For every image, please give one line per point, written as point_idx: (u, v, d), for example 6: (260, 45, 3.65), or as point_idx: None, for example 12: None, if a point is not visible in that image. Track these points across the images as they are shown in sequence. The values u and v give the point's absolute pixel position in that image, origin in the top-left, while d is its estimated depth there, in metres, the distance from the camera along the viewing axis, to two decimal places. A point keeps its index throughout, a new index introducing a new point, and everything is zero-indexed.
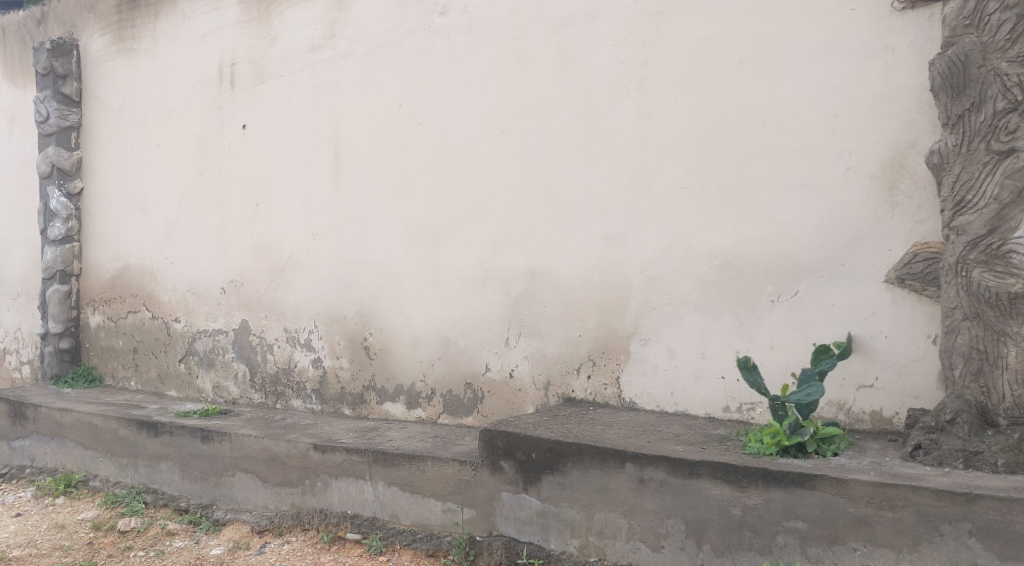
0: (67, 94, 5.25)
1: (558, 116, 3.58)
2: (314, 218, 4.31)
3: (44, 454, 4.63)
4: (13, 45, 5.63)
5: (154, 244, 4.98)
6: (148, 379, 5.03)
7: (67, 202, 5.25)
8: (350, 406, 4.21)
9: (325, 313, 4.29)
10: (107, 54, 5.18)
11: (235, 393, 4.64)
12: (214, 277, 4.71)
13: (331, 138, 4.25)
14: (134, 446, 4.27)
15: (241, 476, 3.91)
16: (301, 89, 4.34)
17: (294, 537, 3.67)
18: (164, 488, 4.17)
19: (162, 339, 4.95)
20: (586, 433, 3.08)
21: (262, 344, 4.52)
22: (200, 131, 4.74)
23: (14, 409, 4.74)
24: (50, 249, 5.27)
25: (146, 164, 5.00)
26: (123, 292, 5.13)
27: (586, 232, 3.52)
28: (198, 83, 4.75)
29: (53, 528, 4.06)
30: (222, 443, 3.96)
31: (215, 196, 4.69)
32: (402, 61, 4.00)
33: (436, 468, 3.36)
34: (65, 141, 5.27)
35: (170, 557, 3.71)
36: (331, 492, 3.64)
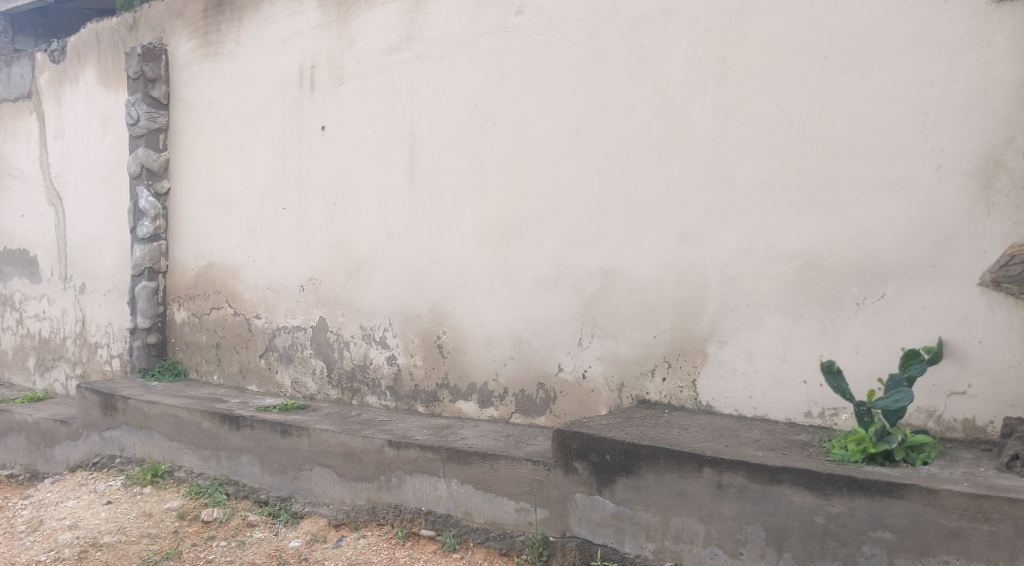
0: (156, 97, 5.44)
1: (634, 115, 3.54)
2: (390, 217, 4.37)
3: (132, 445, 4.81)
4: (108, 50, 5.87)
5: (236, 243, 5.13)
6: (230, 374, 5.17)
7: (155, 202, 5.44)
8: (423, 403, 4.25)
9: (399, 311, 4.34)
10: (193, 58, 5.35)
11: (313, 388, 4.73)
12: (294, 275, 4.81)
13: (406, 138, 4.30)
14: (217, 438, 4.40)
15: (318, 470, 3.98)
16: (379, 91, 4.40)
17: (370, 531, 3.71)
18: (245, 481, 4.28)
19: (244, 335, 5.09)
20: (662, 436, 3.04)
21: (339, 341, 4.61)
22: (281, 133, 4.86)
23: (104, 400, 4.94)
24: (139, 247, 5.47)
25: (229, 165, 5.14)
26: (207, 288, 5.29)
27: (662, 232, 3.48)
28: (279, 85, 4.86)
29: (141, 516, 4.23)
30: (300, 437, 4.04)
31: (294, 196, 4.80)
32: (476, 62, 4.02)
33: (510, 467, 3.36)
34: (154, 142, 5.46)
35: (250, 548, 3.81)
36: (405, 488, 3.68)
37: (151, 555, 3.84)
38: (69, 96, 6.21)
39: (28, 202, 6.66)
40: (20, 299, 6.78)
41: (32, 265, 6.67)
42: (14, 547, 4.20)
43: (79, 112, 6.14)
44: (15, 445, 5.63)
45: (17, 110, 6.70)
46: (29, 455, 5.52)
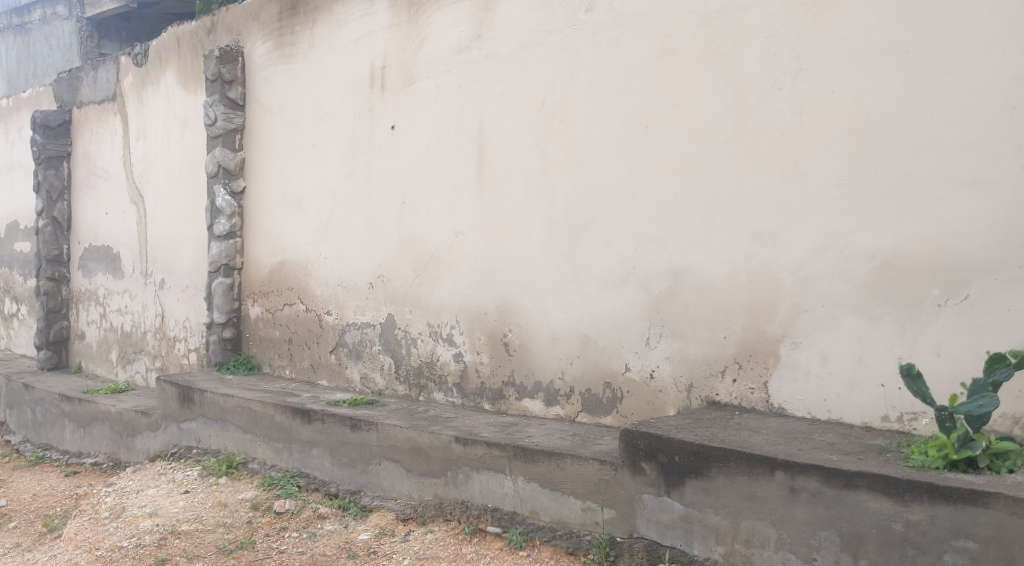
0: (232, 98, 5.59)
1: (705, 112, 3.50)
2: (457, 215, 4.40)
3: (208, 436, 4.96)
4: (187, 53, 6.06)
5: (308, 240, 5.23)
6: (301, 368, 5.28)
7: (231, 200, 5.60)
8: (490, 401, 4.27)
9: (466, 309, 4.36)
10: (268, 59, 5.47)
11: (381, 384, 4.80)
12: (364, 272, 4.89)
13: (475, 137, 4.32)
14: (289, 431, 4.50)
15: (386, 465, 4.04)
16: (448, 90, 4.43)
17: (437, 527, 3.75)
18: (316, 474, 4.37)
19: (315, 331, 5.19)
20: (732, 438, 2.99)
21: (407, 338, 4.66)
22: (352, 132, 4.94)
23: (182, 392, 5.10)
24: (215, 244, 5.63)
25: (302, 164, 5.25)
26: (280, 285, 5.42)
27: (733, 230, 3.42)
28: (350, 85, 4.94)
29: (217, 506, 4.35)
30: (369, 432, 4.10)
31: (364, 194, 4.88)
32: (545, 60, 4.02)
33: (576, 466, 3.35)
34: (231, 142, 5.61)
35: (321, 540, 3.88)
36: (472, 485, 3.70)
37: (226, 544, 3.96)
38: (150, 98, 6.43)
39: (112, 200, 6.92)
40: (104, 294, 7.04)
41: (115, 261, 6.92)
42: (98, 533, 4.38)
43: (160, 113, 6.35)
44: (99, 434, 5.85)
45: (103, 111, 6.96)
46: (113, 445, 5.74)
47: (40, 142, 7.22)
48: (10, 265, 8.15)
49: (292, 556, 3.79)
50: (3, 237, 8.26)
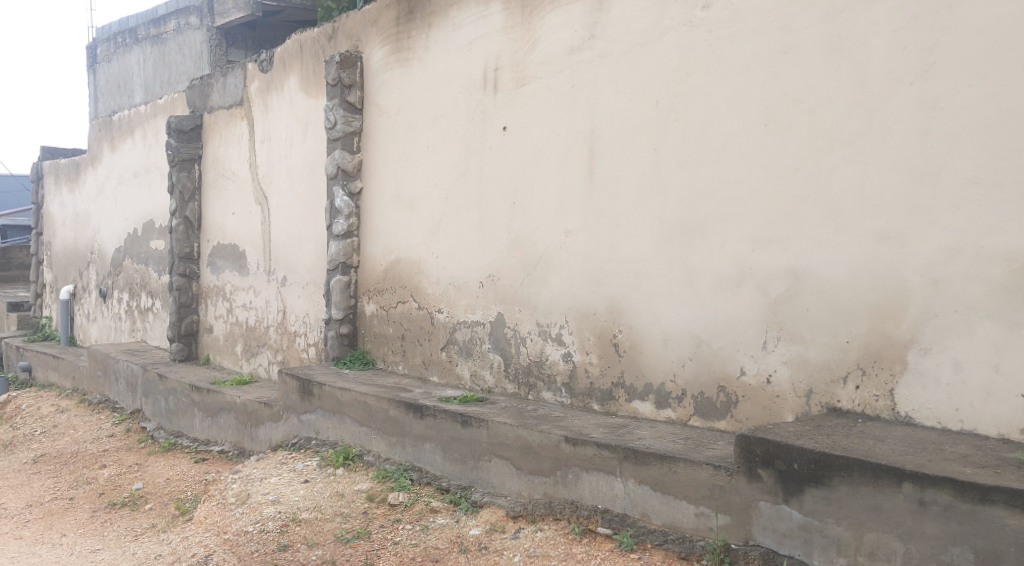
0: (351, 102, 5.77)
1: (828, 108, 3.38)
2: (568, 215, 4.41)
3: (326, 428, 5.14)
4: (309, 59, 6.28)
5: (421, 240, 5.35)
6: (413, 365, 5.40)
7: (349, 201, 5.79)
8: (599, 401, 4.26)
9: (576, 309, 4.37)
10: (385, 63, 5.61)
11: (490, 381, 4.86)
12: (474, 271, 4.96)
13: (587, 137, 4.32)
14: (402, 425, 4.61)
15: (497, 462, 4.09)
16: (560, 90, 4.44)
17: (546, 525, 3.76)
18: (428, 468, 4.46)
19: (427, 328, 5.30)
20: (856, 447, 2.89)
21: (516, 337, 4.70)
22: (465, 134, 5.01)
23: (302, 385, 5.30)
24: (334, 243, 5.84)
25: (416, 165, 5.37)
26: (394, 283, 5.56)
27: (858, 231, 3.30)
28: (464, 87, 5.01)
29: (335, 496, 4.51)
30: (480, 429, 4.16)
31: (476, 194, 4.95)
32: (661, 58, 3.97)
33: (689, 470, 3.30)
34: (349, 145, 5.79)
35: (433, 533, 3.96)
36: (582, 485, 3.70)
37: (343, 533, 4.11)
38: (275, 102, 6.70)
39: (239, 201, 7.26)
40: (231, 290, 7.40)
41: (241, 258, 7.26)
42: (226, 517, 4.62)
43: (283, 117, 6.61)
44: (225, 423, 6.16)
45: (231, 116, 7.31)
46: (238, 434, 6.03)
47: (174, 146, 7.65)
48: (146, 261, 8.67)
49: (405, 548, 3.89)
50: (141, 236, 8.79)
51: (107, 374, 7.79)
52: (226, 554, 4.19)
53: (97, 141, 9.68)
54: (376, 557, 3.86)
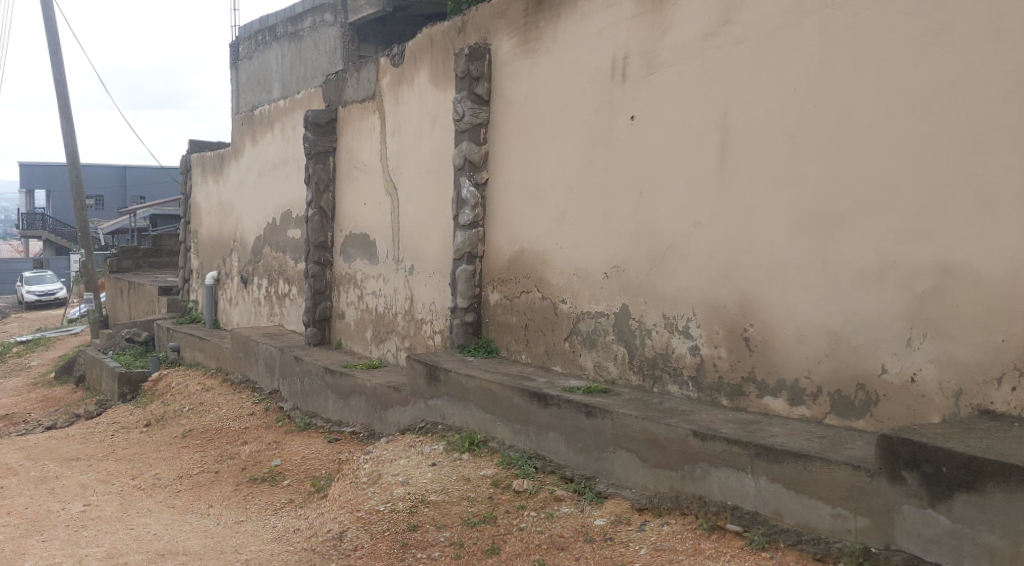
0: (479, 94, 5.83)
1: (985, 93, 3.19)
2: (697, 206, 4.33)
3: (452, 413, 5.24)
4: (439, 52, 6.39)
5: (546, 230, 5.37)
6: (537, 354, 5.44)
7: (475, 191, 5.88)
8: (728, 396, 4.17)
9: (705, 302, 4.29)
10: (512, 54, 5.64)
11: (614, 373, 4.84)
12: (599, 263, 4.95)
13: (718, 125, 4.22)
14: (526, 413, 4.65)
15: (622, 454, 4.07)
16: (691, 79, 4.36)
17: (673, 519, 3.72)
18: (553, 457, 4.49)
19: (550, 318, 5.32)
20: (1013, 452, 2.72)
21: (641, 329, 4.66)
22: (592, 124, 4.99)
23: (429, 371, 5.43)
24: (461, 233, 5.94)
25: (542, 155, 5.39)
26: (519, 273, 5.60)
27: (1017, 223, 3.10)
28: (591, 77, 4.98)
29: (461, 480, 4.61)
30: (605, 420, 4.15)
31: (602, 185, 4.92)
32: (800, 43, 3.84)
33: (826, 470, 3.19)
34: (476, 136, 5.87)
35: (558, 521, 3.99)
36: (711, 480, 3.64)
37: (470, 517, 4.19)
38: (405, 96, 6.87)
39: (370, 191, 7.49)
40: (362, 278, 7.65)
41: (372, 247, 7.50)
42: (358, 496, 4.80)
43: (414, 110, 6.77)
44: (356, 406, 6.38)
45: (364, 109, 7.55)
46: (368, 417, 6.24)
47: (311, 139, 7.97)
48: (284, 249, 9.09)
49: (530, 534, 3.93)
50: (279, 225, 9.21)
51: (248, 356, 8.22)
52: (359, 531, 4.35)
53: (240, 134, 10.20)
54: (502, 543, 3.92)
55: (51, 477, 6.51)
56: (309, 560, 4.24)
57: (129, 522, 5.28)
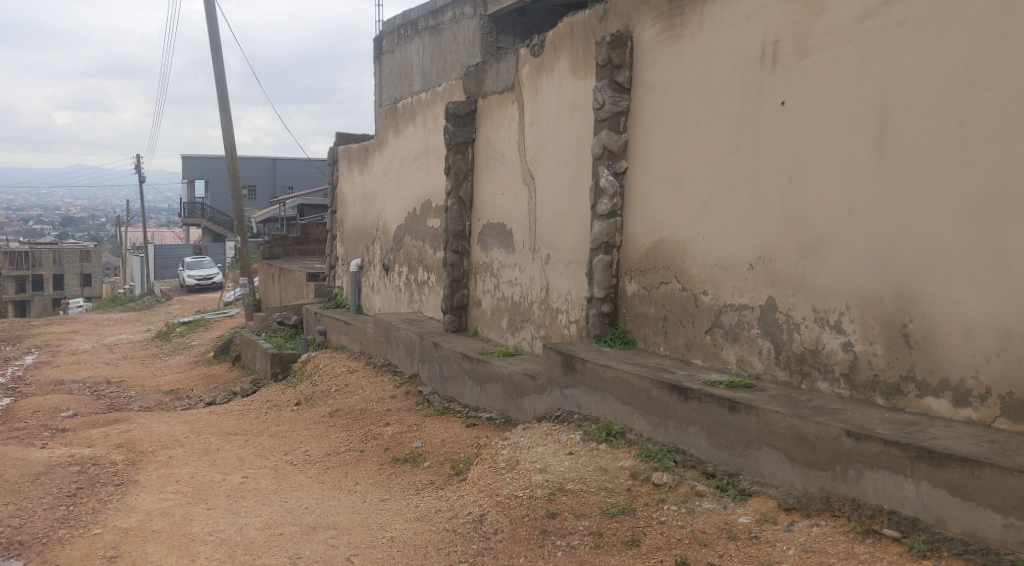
0: (620, 82, 5.72)
1: None
2: (851, 193, 4.15)
3: (589, 403, 5.23)
4: (580, 41, 6.34)
5: (688, 219, 5.27)
6: (676, 346, 5.35)
7: (613, 180, 5.79)
8: (883, 395, 3.98)
9: (859, 294, 4.10)
10: (656, 41, 5.52)
11: (759, 368, 4.70)
12: (743, 253, 4.81)
13: (877, 109, 4.01)
14: (665, 406, 4.58)
15: (767, 451, 3.96)
16: (847, 61, 4.16)
17: (823, 521, 3.60)
18: (693, 451, 4.40)
19: (691, 310, 5.22)
20: None
21: (789, 323, 4.51)
22: (739, 110, 4.84)
23: (566, 360, 5.43)
24: (598, 223, 5.88)
25: (685, 143, 5.28)
26: (658, 263, 5.52)
27: None
28: (739, 62, 4.83)
29: (599, 470, 4.61)
30: (749, 416, 4.04)
31: (749, 172, 4.78)
32: (970, 21, 3.60)
33: (996, 477, 3.01)
34: (616, 125, 5.78)
35: (701, 517, 3.92)
36: (865, 482, 3.48)
37: (609, 507, 4.18)
38: (545, 86, 6.88)
39: (508, 181, 7.57)
40: (498, 267, 7.75)
41: (509, 236, 7.58)
42: (497, 481, 4.88)
43: (553, 99, 6.77)
44: (493, 392, 6.48)
45: (503, 100, 7.62)
46: (505, 403, 6.32)
47: (452, 130, 8.13)
48: (424, 238, 9.33)
49: (672, 528, 3.89)
50: (419, 214, 9.46)
51: (389, 341, 8.49)
52: (499, 515, 4.43)
53: (384, 126, 10.52)
54: (643, 535, 3.89)
55: (213, 449, 6.96)
56: (452, 541, 4.35)
57: (283, 495, 5.58)
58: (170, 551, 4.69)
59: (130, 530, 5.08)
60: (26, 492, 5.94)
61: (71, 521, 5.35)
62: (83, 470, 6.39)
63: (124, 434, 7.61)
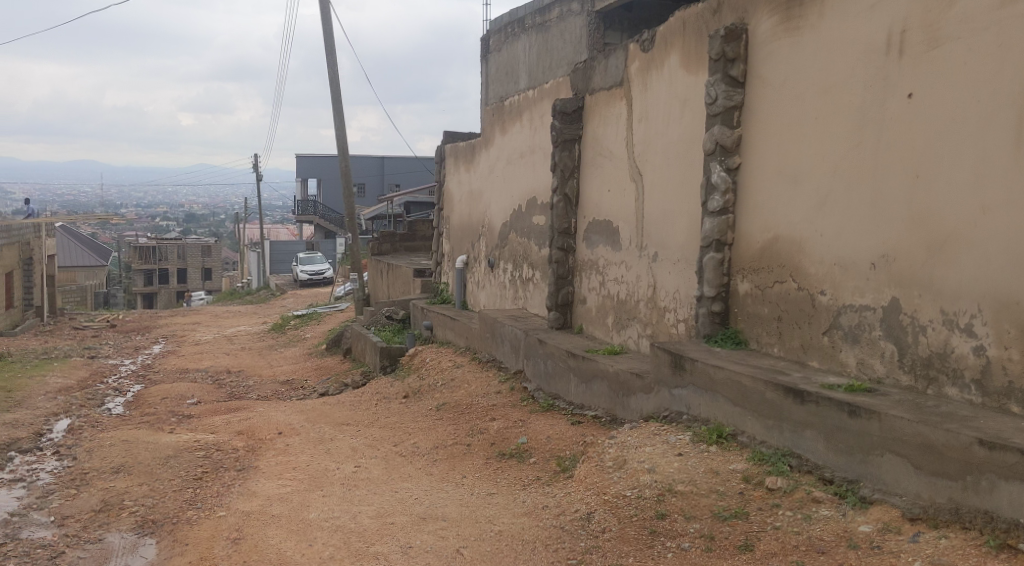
0: (734, 76, 5.58)
1: None
2: (986, 190, 3.95)
3: (698, 404, 5.13)
4: (692, 35, 6.23)
5: (805, 217, 5.11)
6: (791, 348, 5.20)
7: (726, 176, 5.66)
8: (1020, 403, 3.76)
9: (993, 296, 3.89)
10: (772, 34, 5.37)
11: (881, 372, 4.51)
12: (864, 252, 4.63)
13: (1017, 101, 3.80)
14: (780, 409, 4.45)
15: (890, 458, 3.80)
16: (983, 51, 3.95)
17: (952, 533, 3.43)
18: (809, 456, 4.26)
19: (807, 310, 5.06)
20: None
21: (914, 325, 4.31)
22: (862, 103, 4.65)
23: (675, 360, 5.34)
24: (709, 220, 5.77)
25: (803, 139, 5.11)
26: (772, 261, 5.37)
27: None
28: (863, 54, 4.65)
29: (710, 472, 4.52)
30: (871, 421, 3.88)
31: (872, 167, 4.59)
32: None
33: None
34: (729, 120, 5.64)
35: (818, 524, 3.80)
36: (999, 494, 3.31)
37: (721, 510, 4.11)
38: (654, 81, 6.79)
39: (615, 178, 7.51)
40: (604, 264, 7.70)
41: (616, 234, 7.52)
42: (605, 479, 4.85)
43: (663, 95, 6.68)
44: (599, 390, 6.45)
45: (611, 96, 7.56)
46: (611, 402, 6.28)
47: (559, 127, 8.12)
48: (529, 235, 9.37)
49: (787, 534, 3.79)
50: (525, 212, 9.51)
51: (495, 337, 8.57)
52: (607, 514, 4.41)
53: (490, 124, 10.61)
54: (757, 540, 3.81)
55: (327, 439, 7.19)
56: (559, 537, 4.36)
57: (394, 485, 5.71)
58: (289, 536, 4.88)
59: (252, 513, 5.30)
60: (157, 473, 6.29)
61: (198, 503, 5.63)
62: (208, 455, 6.72)
63: (244, 421, 7.95)
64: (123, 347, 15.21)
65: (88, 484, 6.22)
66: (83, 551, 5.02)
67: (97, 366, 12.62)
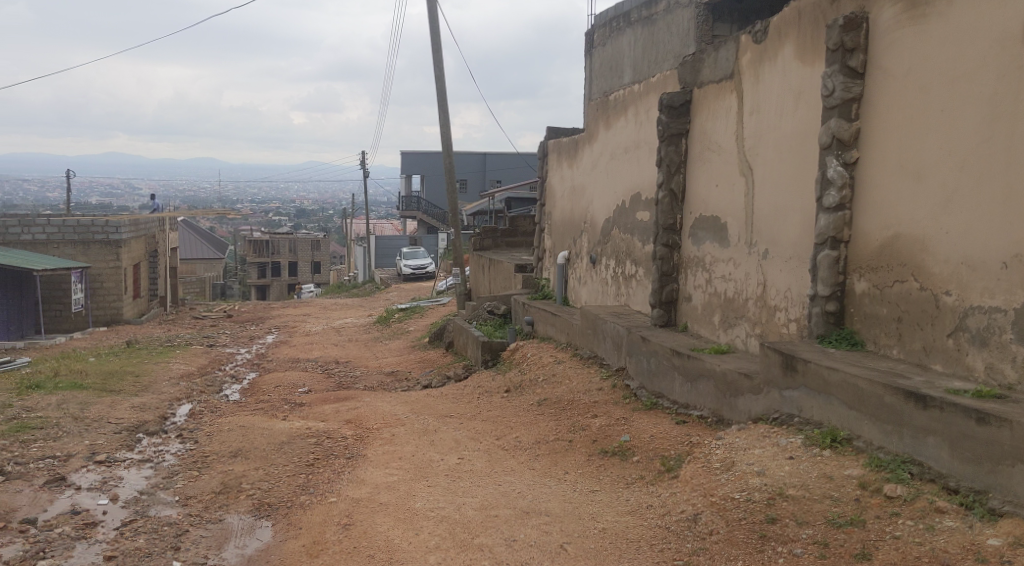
0: (852, 67, 5.35)
1: None
2: None
3: (811, 406, 4.96)
4: (808, 25, 6.02)
5: (929, 213, 4.87)
6: (912, 350, 4.97)
7: (843, 171, 5.46)
8: None
9: None
10: (896, 22, 5.12)
11: (1012, 377, 4.28)
12: (995, 251, 4.39)
13: None
14: (900, 414, 4.24)
15: (1022, 469, 3.59)
16: None
17: None
18: (931, 463, 4.06)
19: (930, 311, 4.82)
20: None
21: None
22: (994, 94, 4.41)
23: (786, 360, 5.17)
24: (825, 216, 5.57)
25: (928, 131, 4.87)
26: (892, 259, 5.14)
27: None
28: (996, 41, 4.39)
29: (823, 477, 4.36)
30: (1001, 429, 3.67)
31: (1005, 162, 4.35)
32: None
33: None
34: (847, 112, 5.42)
35: (942, 535, 3.64)
36: None
37: (835, 517, 3.97)
38: (767, 73, 6.60)
39: (724, 173, 7.34)
40: (711, 261, 7.55)
41: (723, 230, 7.36)
42: (711, 480, 4.75)
43: (776, 87, 6.48)
44: (704, 390, 6.32)
45: (720, 89, 7.40)
46: (717, 402, 6.14)
47: (665, 121, 8.00)
48: (633, 231, 9.28)
49: (908, 545, 3.65)
50: (629, 207, 9.41)
51: (597, 333, 8.52)
52: (714, 516, 4.34)
53: (594, 119, 10.54)
54: (875, 549, 3.69)
55: (431, 430, 7.31)
56: (665, 538, 4.33)
57: (497, 478, 5.76)
58: (397, 524, 4.98)
59: (361, 500, 5.44)
60: (272, 459, 6.54)
61: (311, 488, 5.82)
62: (319, 442, 6.93)
63: (353, 410, 8.17)
64: (239, 336, 15.87)
65: (209, 466, 6.52)
66: (205, 530, 5.25)
67: (216, 354, 13.21)
